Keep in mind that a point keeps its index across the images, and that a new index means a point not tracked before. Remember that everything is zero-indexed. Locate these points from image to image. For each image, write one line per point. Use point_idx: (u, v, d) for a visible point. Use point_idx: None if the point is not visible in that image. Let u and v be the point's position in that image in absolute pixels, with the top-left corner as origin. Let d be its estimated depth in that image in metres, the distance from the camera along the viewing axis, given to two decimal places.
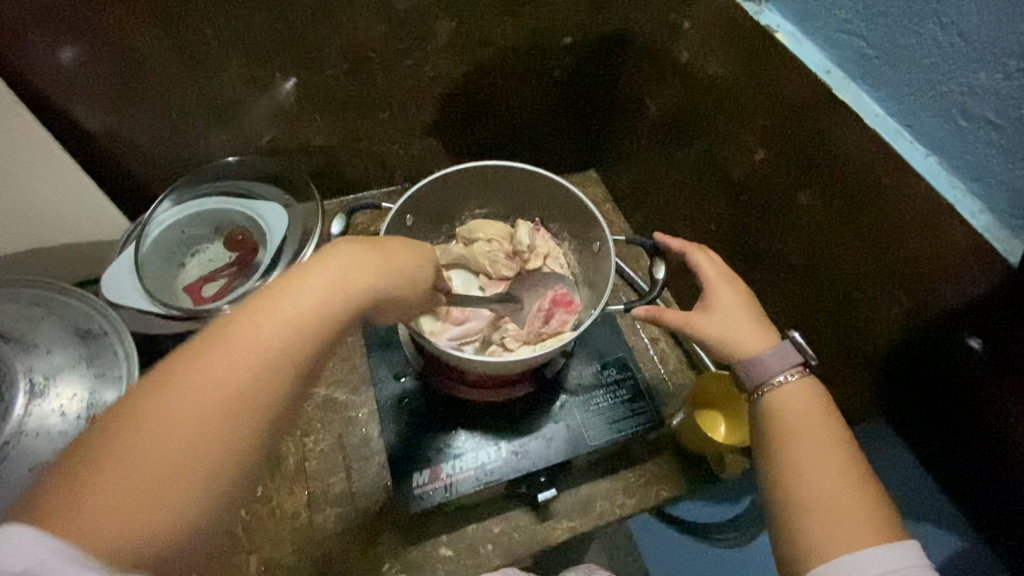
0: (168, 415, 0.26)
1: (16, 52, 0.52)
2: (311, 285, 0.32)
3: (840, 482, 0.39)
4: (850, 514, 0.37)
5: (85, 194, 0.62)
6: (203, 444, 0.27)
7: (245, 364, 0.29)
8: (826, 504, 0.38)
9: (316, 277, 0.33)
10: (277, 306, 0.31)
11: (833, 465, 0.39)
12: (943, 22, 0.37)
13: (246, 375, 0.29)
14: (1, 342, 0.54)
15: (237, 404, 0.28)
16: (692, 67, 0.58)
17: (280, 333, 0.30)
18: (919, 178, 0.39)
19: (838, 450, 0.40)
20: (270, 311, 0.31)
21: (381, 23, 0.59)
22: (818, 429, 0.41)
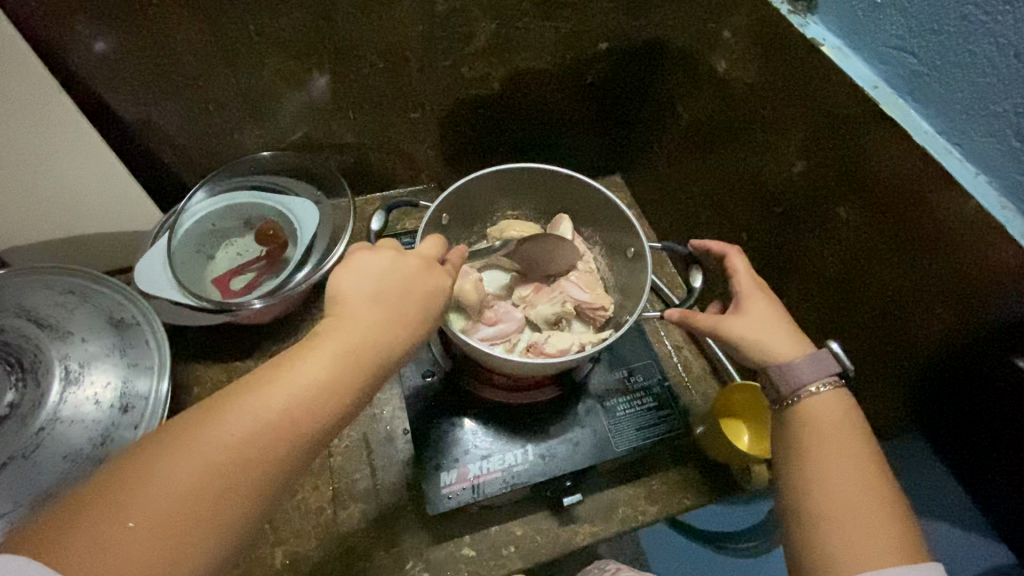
0: (189, 474, 0.29)
1: (61, 42, 0.53)
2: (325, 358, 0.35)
3: (872, 501, 0.37)
4: (876, 532, 0.36)
5: (119, 183, 0.63)
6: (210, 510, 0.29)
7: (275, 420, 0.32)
8: (856, 523, 0.36)
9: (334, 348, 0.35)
10: (300, 372, 0.34)
11: (865, 481, 0.38)
12: (1000, 42, 0.37)
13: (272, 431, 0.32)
14: (37, 331, 0.55)
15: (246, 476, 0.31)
16: (729, 78, 0.58)
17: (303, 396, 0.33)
18: (968, 197, 0.39)
19: (870, 469, 0.39)
20: (297, 380, 0.34)
21: (419, 22, 0.59)
22: (846, 447, 0.40)
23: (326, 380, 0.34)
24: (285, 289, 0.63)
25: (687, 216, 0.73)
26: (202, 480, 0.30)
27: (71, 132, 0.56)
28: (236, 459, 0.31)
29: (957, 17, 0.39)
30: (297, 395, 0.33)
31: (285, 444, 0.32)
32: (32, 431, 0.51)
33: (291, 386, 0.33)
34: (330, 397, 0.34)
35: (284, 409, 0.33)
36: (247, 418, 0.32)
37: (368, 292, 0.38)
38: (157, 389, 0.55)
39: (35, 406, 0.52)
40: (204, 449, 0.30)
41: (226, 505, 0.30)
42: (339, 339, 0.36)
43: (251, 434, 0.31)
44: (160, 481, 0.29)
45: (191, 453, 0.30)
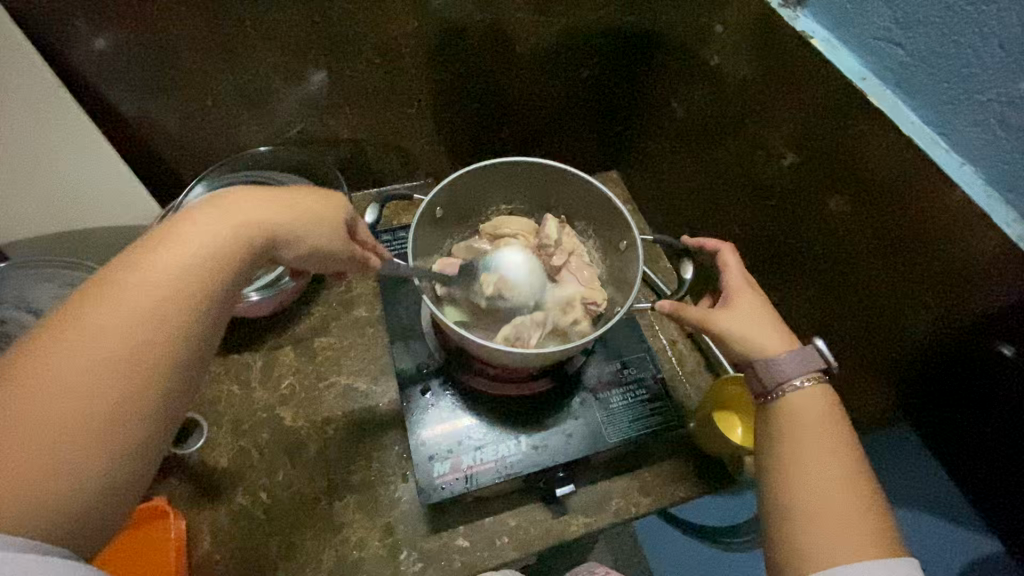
0: (53, 376, 0.27)
1: (60, 36, 0.53)
2: (185, 246, 0.32)
3: (850, 491, 0.37)
4: (860, 523, 0.36)
5: (118, 178, 0.63)
6: (83, 418, 0.27)
7: (140, 314, 0.29)
8: (834, 513, 0.36)
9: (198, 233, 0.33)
10: (158, 259, 0.31)
11: (845, 471, 0.38)
12: (984, 32, 0.38)
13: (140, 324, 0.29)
14: (36, 322, 0.57)
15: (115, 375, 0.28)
16: (722, 72, 0.58)
17: (171, 282, 0.30)
18: (954, 186, 0.40)
19: (853, 463, 0.39)
20: (156, 261, 0.31)
21: (414, 18, 0.60)
22: (829, 441, 0.40)
23: (197, 260, 0.32)
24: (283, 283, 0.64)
25: (681, 211, 0.73)
26: (71, 378, 0.27)
27: (69, 125, 0.57)
28: (104, 353, 0.28)
29: (943, 8, 0.40)
30: (161, 277, 0.30)
31: (161, 341, 0.29)
32: None
33: (153, 268, 0.30)
34: (202, 274, 0.32)
35: (152, 292, 0.30)
36: (106, 315, 0.29)
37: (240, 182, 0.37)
38: None
39: None
40: (65, 357, 0.27)
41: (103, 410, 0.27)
42: (201, 220, 0.33)
43: (110, 331, 0.28)
44: (21, 390, 0.26)
45: (50, 357, 0.27)
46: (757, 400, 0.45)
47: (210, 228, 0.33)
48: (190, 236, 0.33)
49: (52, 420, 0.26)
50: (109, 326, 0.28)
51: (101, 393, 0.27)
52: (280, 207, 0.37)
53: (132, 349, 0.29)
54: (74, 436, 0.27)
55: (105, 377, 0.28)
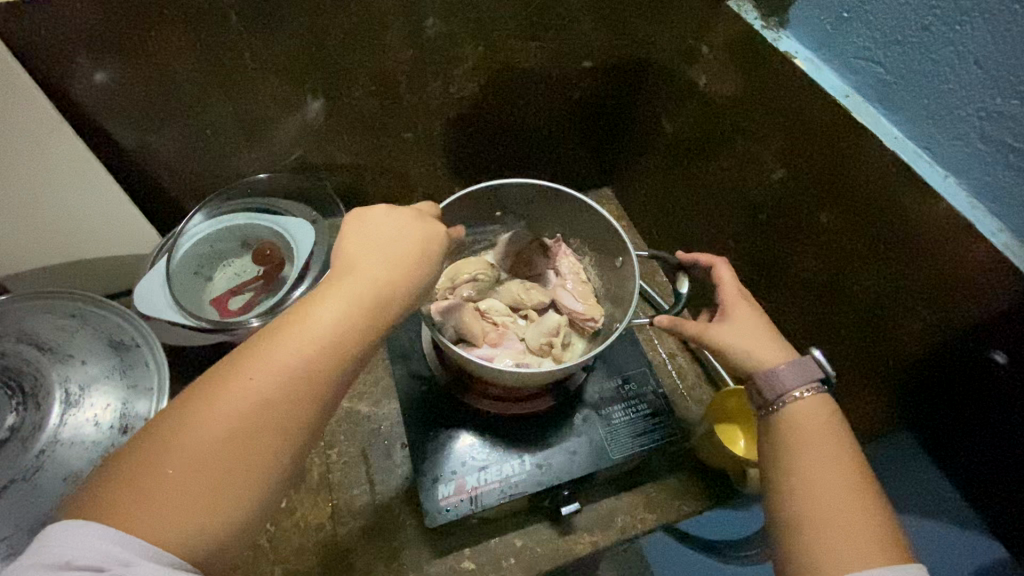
0: (214, 428, 0.30)
1: (59, 72, 0.54)
2: (329, 311, 0.35)
3: (856, 503, 0.37)
4: (867, 533, 0.36)
5: (119, 208, 0.64)
6: (241, 467, 0.30)
7: (288, 376, 0.32)
8: (839, 524, 0.36)
9: (337, 301, 0.35)
10: (313, 319, 0.34)
11: (848, 481, 0.38)
12: (960, 50, 0.40)
13: (285, 385, 0.32)
14: (38, 354, 0.55)
15: (263, 430, 0.31)
16: (710, 91, 0.60)
17: (309, 346, 0.33)
18: (939, 200, 0.41)
19: (855, 473, 0.39)
20: (299, 335, 0.33)
21: (410, 46, 0.61)
22: (831, 450, 0.40)
23: (332, 329, 0.34)
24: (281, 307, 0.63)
25: (674, 226, 0.74)
26: (234, 429, 0.30)
27: (73, 158, 0.58)
28: (236, 427, 0.30)
29: (920, 29, 0.42)
30: (309, 349, 0.33)
31: (303, 404, 0.32)
32: (32, 454, 0.50)
33: (301, 334, 0.33)
34: (343, 346, 0.34)
35: (299, 362, 0.33)
36: (263, 373, 0.32)
37: (377, 238, 0.39)
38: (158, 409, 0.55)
39: (35, 430, 0.51)
40: (224, 406, 0.31)
41: (256, 455, 0.31)
42: (339, 291, 0.36)
43: (263, 388, 0.31)
44: (189, 437, 0.30)
45: (211, 414, 0.30)
46: (758, 412, 0.45)
47: (350, 298, 0.35)
48: (329, 305, 0.35)
49: (204, 476, 0.29)
50: (262, 390, 0.32)
51: (249, 453, 0.30)
52: (403, 274, 0.38)
53: (280, 412, 0.32)
54: (221, 484, 0.29)
55: (244, 442, 0.30)
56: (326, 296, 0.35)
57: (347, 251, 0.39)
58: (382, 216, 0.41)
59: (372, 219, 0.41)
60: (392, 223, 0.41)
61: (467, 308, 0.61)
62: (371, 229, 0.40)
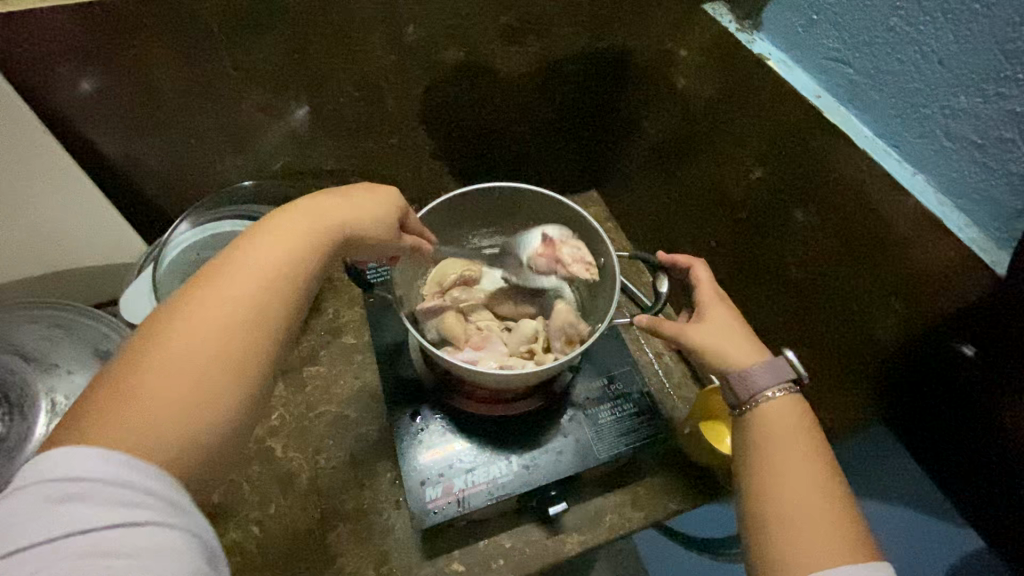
0: (171, 353, 0.32)
1: (42, 82, 0.54)
2: (272, 245, 0.38)
3: (826, 498, 0.38)
4: (838, 529, 0.37)
5: (104, 217, 0.64)
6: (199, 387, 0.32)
7: (237, 301, 0.35)
8: (812, 520, 0.37)
9: (280, 237, 0.38)
10: (257, 252, 0.37)
11: (817, 477, 0.39)
12: (924, 50, 0.41)
13: (235, 309, 0.34)
14: (24, 365, 0.55)
15: (219, 354, 0.33)
16: (689, 92, 0.61)
17: (256, 276, 0.36)
18: (907, 196, 0.42)
19: (825, 470, 0.40)
20: (247, 266, 0.36)
21: (392, 52, 0.62)
22: (803, 448, 0.41)
23: (274, 259, 0.37)
24: None
25: (657, 226, 0.75)
26: (188, 354, 0.32)
27: (57, 169, 0.58)
28: (193, 353, 0.33)
29: (886, 30, 0.43)
30: (257, 273, 0.36)
31: (255, 326, 0.35)
32: (18, 465, 0.50)
33: (247, 264, 0.36)
34: (290, 273, 0.37)
35: (251, 283, 0.36)
36: (216, 301, 0.34)
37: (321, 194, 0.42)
38: None
39: (21, 440, 0.51)
40: (178, 335, 0.33)
41: (215, 375, 0.33)
42: (283, 230, 0.39)
43: (216, 317, 0.34)
44: (154, 361, 0.32)
45: (169, 338, 0.32)
46: (734, 412, 0.46)
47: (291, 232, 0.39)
48: (269, 242, 0.38)
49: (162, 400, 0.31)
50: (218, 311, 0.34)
51: (203, 371, 0.32)
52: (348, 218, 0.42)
53: (233, 337, 0.34)
54: (180, 405, 0.31)
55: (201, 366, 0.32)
56: (277, 229, 0.39)
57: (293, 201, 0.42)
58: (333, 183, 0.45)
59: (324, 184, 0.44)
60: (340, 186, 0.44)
61: (449, 310, 0.61)
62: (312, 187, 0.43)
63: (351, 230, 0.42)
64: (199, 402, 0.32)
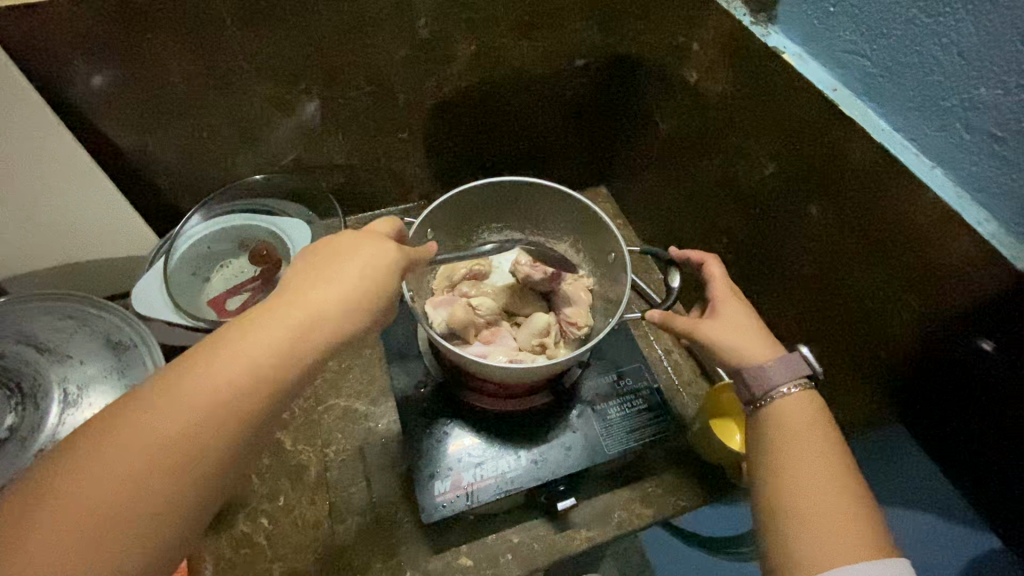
0: (114, 462, 0.28)
1: (57, 75, 0.54)
2: (256, 338, 0.33)
3: (841, 494, 0.38)
4: (851, 526, 0.36)
5: (117, 210, 0.64)
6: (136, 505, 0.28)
7: (202, 408, 0.30)
8: (826, 518, 0.37)
9: (266, 327, 0.34)
10: (238, 344, 0.33)
11: (834, 474, 0.39)
12: (944, 42, 0.40)
13: (199, 420, 0.30)
14: (37, 355, 0.56)
15: (167, 462, 0.29)
16: (701, 87, 0.60)
17: (227, 375, 0.32)
18: (925, 190, 0.41)
19: (841, 467, 0.39)
20: (225, 356, 0.32)
21: (403, 46, 0.62)
22: (818, 445, 0.40)
23: (255, 360, 0.32)
24: None
25: (668, 222, 0.75)
26: (133, 462, 0.29)
27: (71, 161, 0.58)
28: (138, 462, 0.29)
29: (905, 21, 0.42)
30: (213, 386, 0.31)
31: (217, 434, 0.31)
32: (32, 455, 0.51)
33: (221, 358, 0.32)
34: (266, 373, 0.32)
35: (205, 397, 0.31)
36: (177, 403, 0.30)
37: (331, 266, 0.37)
38: None
39: (34, 429, 0.52)
40: (129, 438, 0.29)
41: (158, 492, 0.29)
42: (274, 315, 0.34)
43: (175, 423, 0.30)
44: (90, 470, 0.28)
45: (105, 458, 0.29)
46: (747, 407, 0.46)
47: (283, 323, 0.34)
48: (255, 334, 0.33)
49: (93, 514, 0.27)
50: (159, 433, 0.30)
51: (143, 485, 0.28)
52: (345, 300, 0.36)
53: (188, 449, 0.30)
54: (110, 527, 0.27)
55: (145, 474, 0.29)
56: (243, 331, 0.33)
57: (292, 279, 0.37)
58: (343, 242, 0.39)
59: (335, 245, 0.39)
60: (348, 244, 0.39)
61: (457, 304, 0.61)
62: (327, 253, 0.38)
63: (346, 310, 0.36)
64: (135, 530, 0.28)
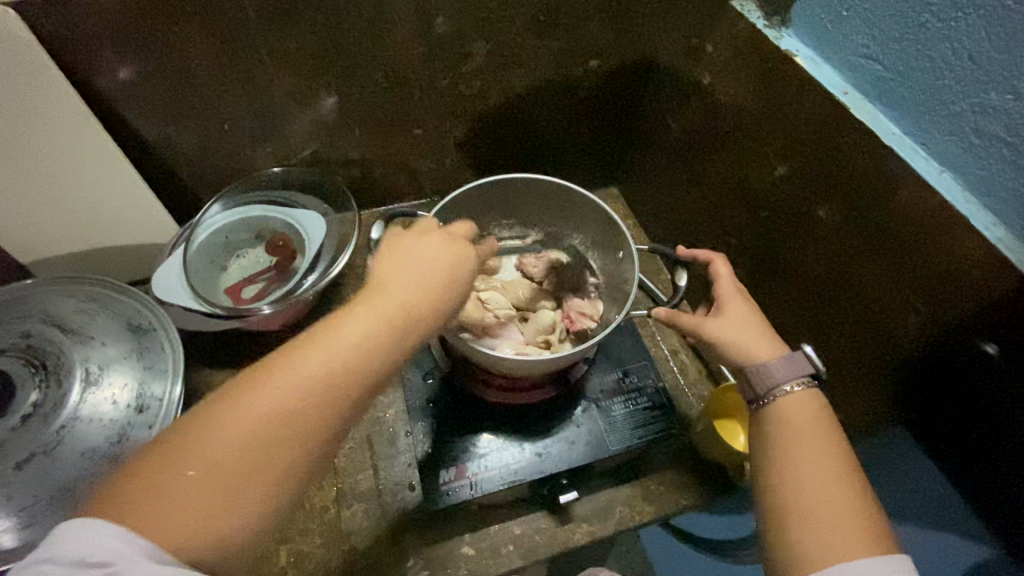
0: (240, 429, 0.32)
1: (87, 66, 0.56)
2: (355, 330, 0.36)
3: (842, 492, 0.38)
4: (850, 522, 0.37)
5: (140, 199, 0.67)
6: (260, 468, 0.32)
7: (310, 390, 0.34)
8: (824, 515, 0.37)
9: (361, 321, 0.36)
10: (341, 334, 0.35)
11: (834, 472, 0.39)
12: (955, 46, 0.40)
13: (310, 398, 0.34)
14: (61, 335, 0.57)
15: (281, 434, 0.33)
16: (714, 88, 0.61)
17: (331, 361, 0.34)
18: (933, 193, 0.42)
19: (840, 465, 0.40)
20: (331, 345, 0.35)
21: (420, 43, 0.63)
22: (819, 443, 0.41)
23: (352, 351, 0.35)
24: (294, 295, 0.66)
25: (677, 223, 0.75)
26: (254, 429, 0.32)
27: (98, 149, 0.60)
28: (261, 431, 0.32)
29: (917, 26, 0.43)
30: (325, 371, 0.34)
31: (323, 412, 0.34)
32: (52, 429, 0.52)
33: (328, 345, 0.35)
34: (364, 365, 0.35)
35: (313, 379, 0.34)
36: (290, 381, 0.33)
37: (414, 268, 0.39)
38: (172, 391, 0.57)
39: (55, 405, 0.53)
40: (252, 407, 0.33)
41: (276, 458, 0.32)
42: (369, 311, 0.37)
43: (289, 398, 0.33)
44: (219, 434, 0.32)
45: (231, 423, 0.32)
46: (750, 405, 0.46)
47: (375, 319, 0.36)
48: (353, 326, 0.36)
49: (222, 474, 0.31)
50: (267, 411, 0.33)
51: (264, 450, 0.32)
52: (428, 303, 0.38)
53: (298, 423, 0.33)
54: (235, 484, 0.31)
55: (264, 440, 0.32)
56: (340, 325, 0.36)
57: (380, 272, 0.39)
58: (424, 243, 0.41)
59: (415, 245, 0.41)
60: (431, 247, 0.41)
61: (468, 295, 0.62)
62: (410, 254, 0.40)
63: (428, 313, 0.38)
64: (256, 488, 0.32)
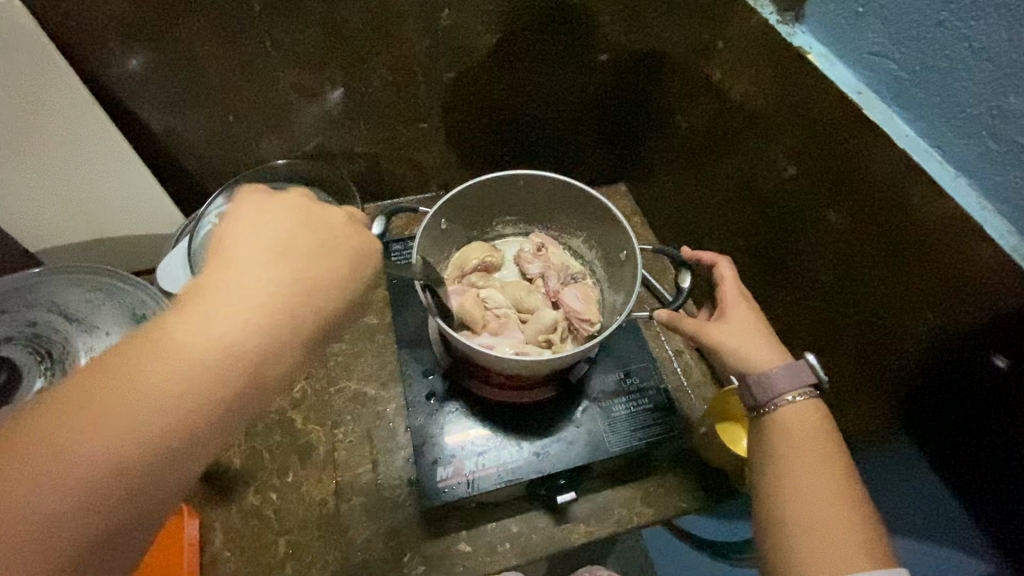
0: (94, 438, 0.26)
1: (94, 57, 0.57)
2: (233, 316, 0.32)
3: (839, 506, 0.37)
4: (849, 535, 0.36)
5: (147, 190, 0.67)
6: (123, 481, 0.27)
7: (182, 385, 0.29)
8: (823, 528, 0.36)
9: (237, 304, 0.32)
10: (215, 322, 0.31)
11: (834, 484, 0.38)
12: (974, 46, 0.39)
13: (182, 394, 0.29)
14: (66, 325, 0.58)
15: (152, 441, 0.28)
16: (723, 85, 0.60)
17: (211, 352, 0.30)
18: (947, 199, 0.40)
19: (840, 478, 0.39)
20: (203, 334, 0.31)
21: (425, 36, 0.62)
22: (818, 455, 0.40)
23: (236, 335, 0.31)
24: None
25: (684, 222, 0.74)
26: (117, 436, 0.27)
27: (105, 140, 0.61)
28: (124, 439, 0.27)
29: (934, 25, 0.41)
30: (202, 361, 0.30)
31: (206, 408, 0.29)
32: None
33: (201, 334, 0.30)
34: (251, 352, 0.31)
35: (187, 373, 0.29)
36: (162, 374, 0.29)
37: (284, 242, 0.36)
38: None
39: None
40: (111, 411, 0.27)
41: (149, 469, 0.27)
42: (243, 290, 0.33)
43: (160, 397, 0.28)
44: (68, 442, 0.26)
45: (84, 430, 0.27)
46: (749, 413, 0.45)
47: (256, 299, 0.33)
48: (231, 311, 0.32)
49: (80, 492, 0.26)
50: (135, 414, 0.28)
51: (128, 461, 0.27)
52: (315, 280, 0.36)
53: (173, 423, 0.28)
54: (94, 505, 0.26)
55: (131, 450, 0.27)
56: (209, 312, 0.31)
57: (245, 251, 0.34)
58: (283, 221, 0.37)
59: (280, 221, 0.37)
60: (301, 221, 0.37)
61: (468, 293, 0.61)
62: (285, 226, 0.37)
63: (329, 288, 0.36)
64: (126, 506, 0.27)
